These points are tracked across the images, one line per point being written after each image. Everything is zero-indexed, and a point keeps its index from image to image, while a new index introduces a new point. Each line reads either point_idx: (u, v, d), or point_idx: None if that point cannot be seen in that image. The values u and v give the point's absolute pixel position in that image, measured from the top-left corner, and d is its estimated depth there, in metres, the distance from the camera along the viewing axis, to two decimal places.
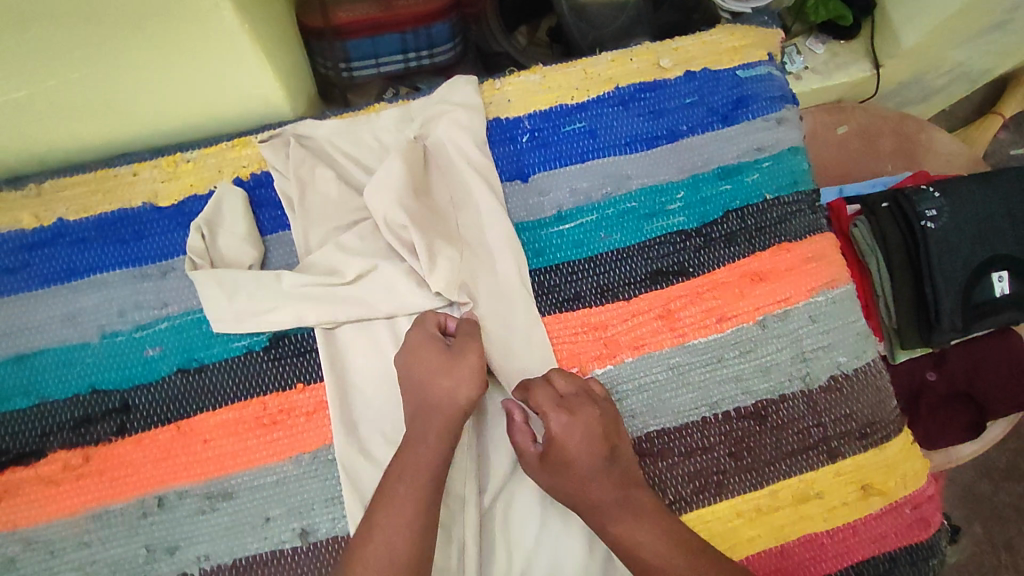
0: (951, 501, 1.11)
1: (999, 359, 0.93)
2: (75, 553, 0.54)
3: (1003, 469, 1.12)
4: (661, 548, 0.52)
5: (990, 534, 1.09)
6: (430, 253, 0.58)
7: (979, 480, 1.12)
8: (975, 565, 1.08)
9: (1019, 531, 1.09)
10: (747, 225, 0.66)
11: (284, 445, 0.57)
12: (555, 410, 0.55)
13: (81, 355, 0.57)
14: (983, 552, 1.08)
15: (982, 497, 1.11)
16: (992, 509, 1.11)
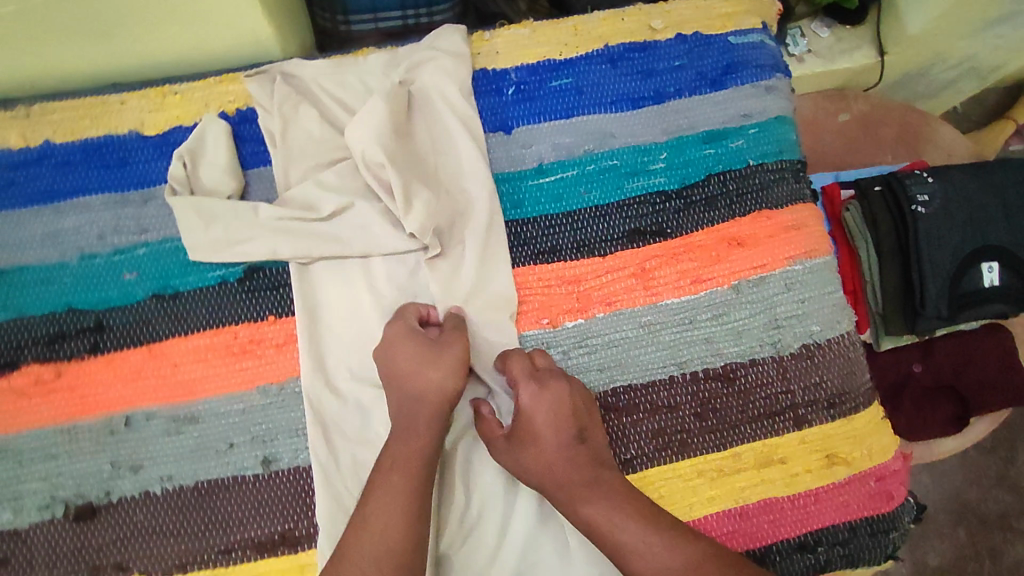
0: (936, 503, 1.10)
1: (988, 357, 0.92)
2: (42, 464, 0.56)
3: (992, 475, 1.11)
4: (620, 517, 0.53)
5: (975, 540, 1.08)
6: (407, 194, 0.59)
7: (968, 485, 1.11)
8: (957, 570, 1.07)
9: (1004, 538, 1.08)
10: (728, 190, 0.66)
11: (252, 374, 0.58)
12: (526, 383, 0.57)
13: (59, 274, 0.59)
14: (965, 557, 1.08)
15: (970, 503, 1.10)
16: (979, 515, 1.10)
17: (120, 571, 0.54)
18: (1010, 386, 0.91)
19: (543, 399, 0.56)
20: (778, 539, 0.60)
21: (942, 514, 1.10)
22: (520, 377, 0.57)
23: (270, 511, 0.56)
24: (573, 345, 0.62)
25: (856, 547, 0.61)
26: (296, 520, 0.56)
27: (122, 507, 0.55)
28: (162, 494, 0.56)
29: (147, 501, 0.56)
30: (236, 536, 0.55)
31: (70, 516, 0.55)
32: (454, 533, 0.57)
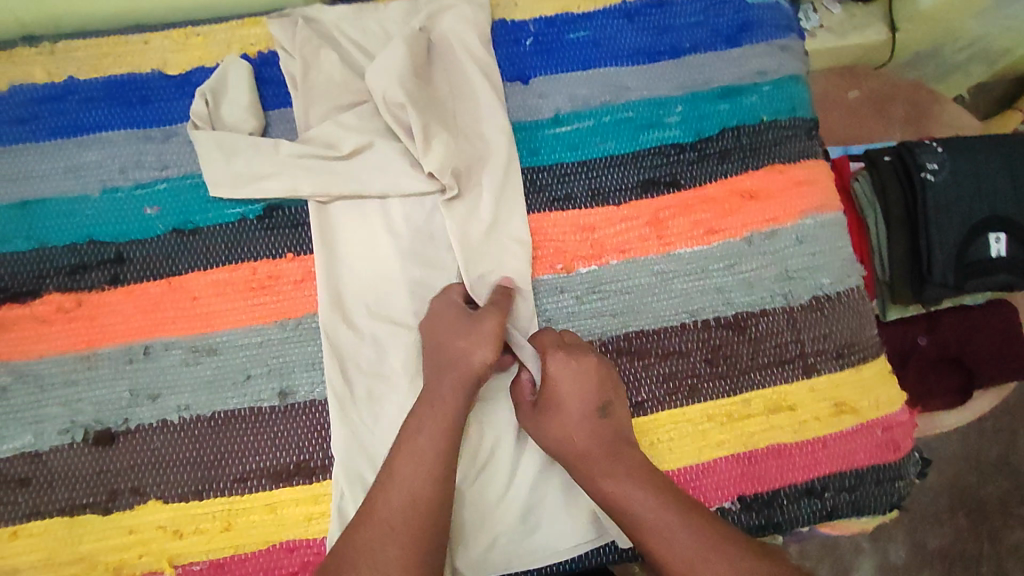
0: (937, 486, 1.10)
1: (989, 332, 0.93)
2: (62, 389, 0.57)
3: (994, 461, 1.11)
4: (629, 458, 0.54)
5: (974, 524, 1.08)
6: (426, 135, 0.60)
7: (969, 470, 1.10)
8: (956, 554, 1.07)
9: (1003, 523, 1.08)
10: (742, 144, 0.67)
11: (270, 309, 0.59)
12: (553, 351, 0.57)
13: (81, 206, 0.59)
14: (965, 542, 1.07)
15: (969, 488, 1.10)
16: (979, 500, 1.09)
17: (137, 496, 0.55)
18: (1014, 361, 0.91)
19: (568, 368, 0.57)
20: (785, 485, 0.61)
21: (942, 496, 1.09)
22: (550, 346, 0.58)
23: (286, 442, 0.57)
24: (586, 290, 0.63)
25: (862, 494, 0.62)
26: (312, 451, 0.57)
27: (140, 433, 0.56)
28: (179, 422, 0.57)
29: (164, 428, 0.57)
30: (252, 466, 0.56)
31: (89, 440, 0.56)
32: (466, 466, 0.58)
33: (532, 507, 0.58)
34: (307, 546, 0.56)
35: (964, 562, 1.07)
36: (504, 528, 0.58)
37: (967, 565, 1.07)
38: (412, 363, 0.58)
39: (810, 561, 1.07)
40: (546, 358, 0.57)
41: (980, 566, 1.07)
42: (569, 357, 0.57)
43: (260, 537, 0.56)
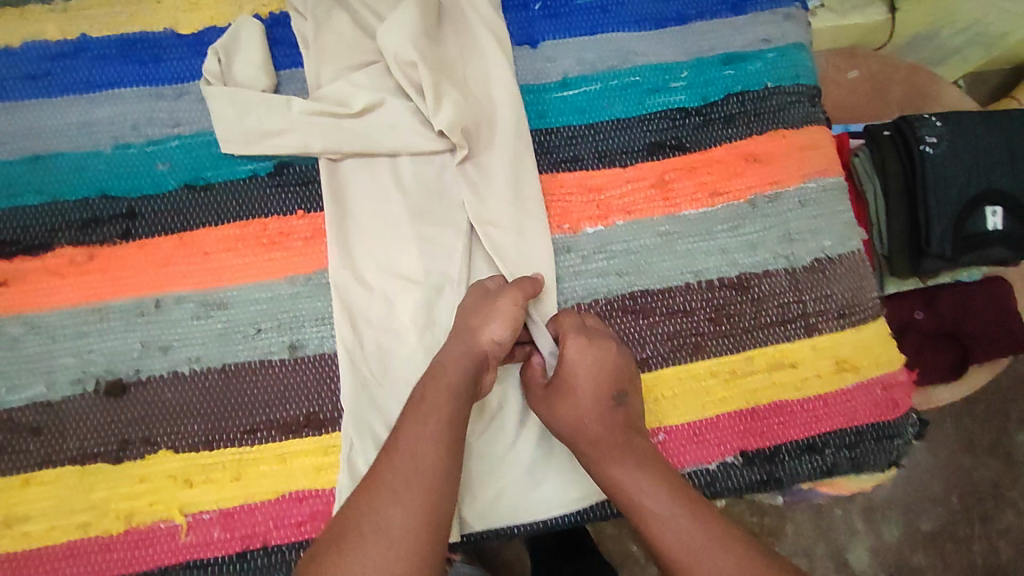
0: (931, 468, 1.10)
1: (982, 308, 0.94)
2: (75, 340, 0.57)
3: (986, 443, 1.11)
4: None
5: (966, 505, 1.09)
6: (437, 93, 0.60)
7: (962, 452, 1.11)
8: (948, 534, 1.08)
9: (993, 504, 1.09)
10: (746, 109, 0.68)
11: (281, 265, 0.60)
12: (573, 335, 0.58)
13: (93, 161, 0.60)
14: (957, 522, 1.08)
15: (963, 470, 1.10)
16: (971, 481, 1.10)
17: (149, 446, 0.56)
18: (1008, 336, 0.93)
19: (587, 352, 0.57)
20: (787, 441, 0.62)
21: (935, 478, 1.10)
22: (570, 330, 0.58)
23: (297, 395, 0.58)
24: (592, 250, 0.63)
25: (862, 452, 0.63)
26: (322, 404, 0.58)
27: (151, 384, 0.57)
28: (190, 373, 0.57)
29: (175, 380, 0.57)
30: (262, 417, 0.57)
31: (102, 390, 0.57)
32: (475, 419, 0.60)
33: (536, 462, 0.60)
34: (315, 496, 0.57)
35: (955, 543, 1.08)
36: (509, 481, 0.60)
37: (959, 545, 1.08)
38: (419, 317, 0.59)
39: (806, 540, 1.07)
40: (566, 341, 0.58)
41: (972, 546, 1.08)
42: (587, 340, 0.58)
43: (269, 487, 0.56)
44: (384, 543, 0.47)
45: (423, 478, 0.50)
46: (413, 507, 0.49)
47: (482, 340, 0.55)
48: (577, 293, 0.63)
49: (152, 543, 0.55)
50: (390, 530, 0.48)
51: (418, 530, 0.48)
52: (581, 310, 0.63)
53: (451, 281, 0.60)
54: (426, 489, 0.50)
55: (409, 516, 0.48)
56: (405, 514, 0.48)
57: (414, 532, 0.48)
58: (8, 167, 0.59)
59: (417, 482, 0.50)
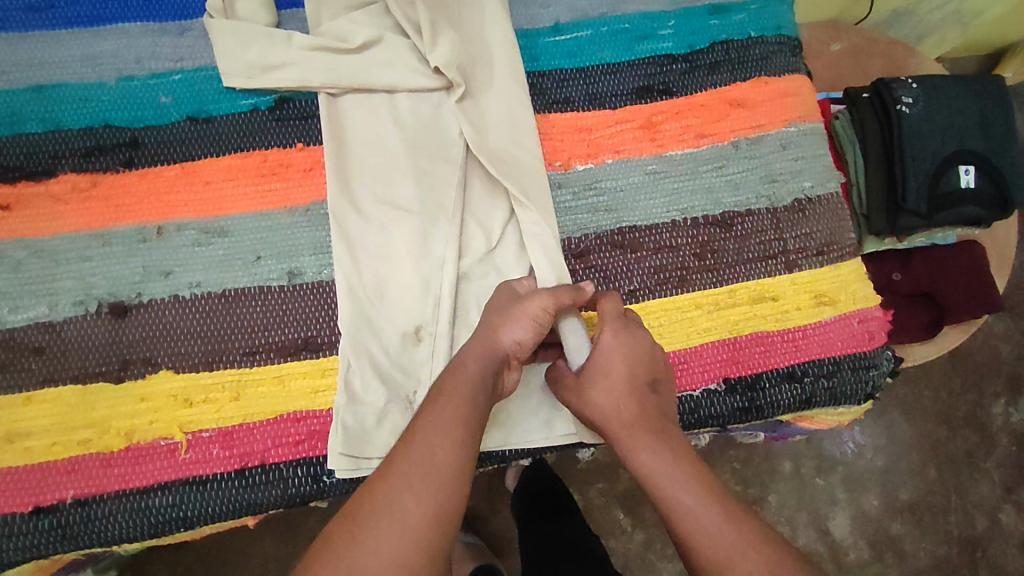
0: (910, 441, 1.13)
1: (960, 269, 0.96)
2: (78, 264, 0.58)
3: (962, 417, 1.14)
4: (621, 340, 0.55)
5: (943, 478, 1.12)
6: (433, 31, 0.63)
7: (940, 426, 1.13)
8: (927, 504, 1.11)
9: (969, 475, 1.12)
10: (730, 58, 0.70)
11: (280, 195, 0.61)
12: (610, 329, 0.57)
13: (97, 93, 0.61)
14: (935, 492, 1.11)
15: (940, 442, 1.13)
16: (949, 453, 1.13)
17: (149, 366, 0.57)
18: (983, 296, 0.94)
19: (621, 340, 0.56)
20: (768, 368, 0.64)
21: (915, 450, 1.13)
22: (610, 316, 0.58)
23: (297, 320, 0.59)
24: (583, 187, 0.66)
25: (839, 381, 0.65)
26: (320, 328, 0.59)
27: (152, 307, 0.58)
28: (192, 297, 0.59)
29: (176, 303, 0.59)
30: (262, 340, 0.59)
31: (104, 311, 0.58)
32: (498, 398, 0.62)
33: (527, 389, 0.63)
34: (314, 416, 0.58)
35: (933, 513, 1.10)
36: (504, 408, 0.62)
37: (937, 515, 1.10)
38: (415, 247, 0.61)
39: (789, 510, 1.09)
40: (603, 329, 0.57)
41: (948, 516, 1.10)
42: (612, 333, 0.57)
43: (268, 407, 0.58)
44: (399, 532, 0.45)
45: (438, 466, 0.48)
46: (428, 494, 0.47)
47: (503, 334, 0.54)
48: (567, 228, 0.65)
49: (152, 459, 0.56)
50: (404, 520, 0.46)
51: (436, 519, 0.46)
52: (572, 243, 0.65)
53: (446, 214, 0.62)
54: (442, 478, 0.48)
55: (422, 507, 0.46)
56: (420, 501, 0.47)
57: (429, 520, 0.46)
58: (10, 96, 0.60)
59: (432, 472, 0.48)
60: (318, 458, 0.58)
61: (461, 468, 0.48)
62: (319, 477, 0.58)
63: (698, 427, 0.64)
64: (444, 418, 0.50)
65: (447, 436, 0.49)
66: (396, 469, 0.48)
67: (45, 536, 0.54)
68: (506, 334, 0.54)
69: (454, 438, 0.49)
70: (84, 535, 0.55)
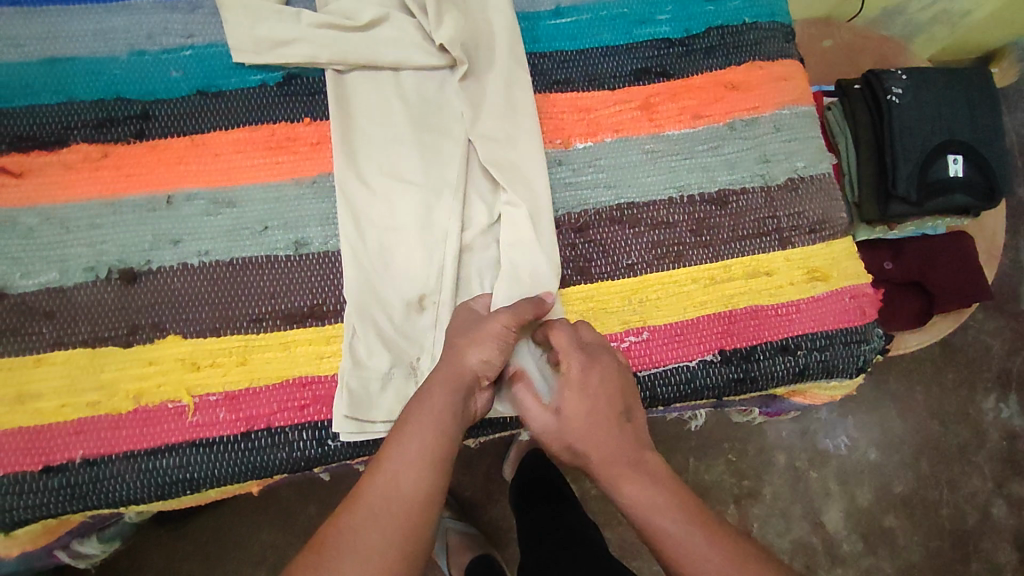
0: (903, 435, 1.14)
1: (951, 258, 0.97)
2: (89, 232, 0.60)
3: (954, 411, 1.16)
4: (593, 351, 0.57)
5: (935, 472, 1.13)
6: (438, 11, 0.65)
7: (931, 420, 1.15)
8: (919, 499, 1.12)
9: (960, 470, 1.14)
10: (726, 42, 0.72)
11: (288, 167, 0.63)
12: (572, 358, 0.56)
13: (110, 66, 0.63)
14: (927, 486, 1.12)
15: (932, 437, 1.14)
16: (940, 448, 1.14)
17: (157, 331, 0.58)
18: (970, 285, 0.95)
19: (592, 371, 0.55)
20: (763, 342, 0.66)
21: (907, 444, 1.14)
22: (569, 348, 0.56)
23: (303, 288, 0.61)
24: (583, 164, 0.68)
25: (832, 355, 0.67)
26: (324, 297, 0.61)
27: (161, 274, 0.60)
28: (199, 265, 0.60)
29: (185, 270, 0.60)
30: (268, 307, 0.60)
31: (114, 277, 0.59)
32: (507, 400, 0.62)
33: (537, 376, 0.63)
34: (318, 381, 0.59)
35: (925, 507, 1.12)
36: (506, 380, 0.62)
37: (929, 510, 1.12)
38: (419, 219, 0.63)
39: (783, 502, 1.10)
40: (568, 360, 0.56)
41: (940, 510, 1.12)
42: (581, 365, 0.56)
43: (273, 372, 0.58)
44: (360, 564, 0.47)
45: (403, 504, 0.49)
46: (391, 534, 0.48)
47: (467, 355, 0.55)
48: (568, 203, 0.67)
49: (160, 422, 0.57)
50: (367, 552, 0.47)
51: (399, 555, 0.48)
52: (571, 218, 0.66)
53: (449, 187, 0.64)
54: (407, 508, 0.49)
55: (387, 539, 0.48)
56: (381, 537, 0.48)
57: (389, 559, 0.47)
58: (24, 68, 0.62)
59: (398, 506, 0.49)
60: (323, 422, 0.59)
61: (428, 498, 0.50)
62: (323, 441, 0.58)
63: (693, 398, 0.66)
64: (411, 448, 0.51)
65: (413, 465, 0.50)
66: (363, 499, 0.49)
67: (55, 496, 0.55)
68: (470, 354, 0.55)
69: (419, 468, 0.50)
70: (92, 495, 0.56)
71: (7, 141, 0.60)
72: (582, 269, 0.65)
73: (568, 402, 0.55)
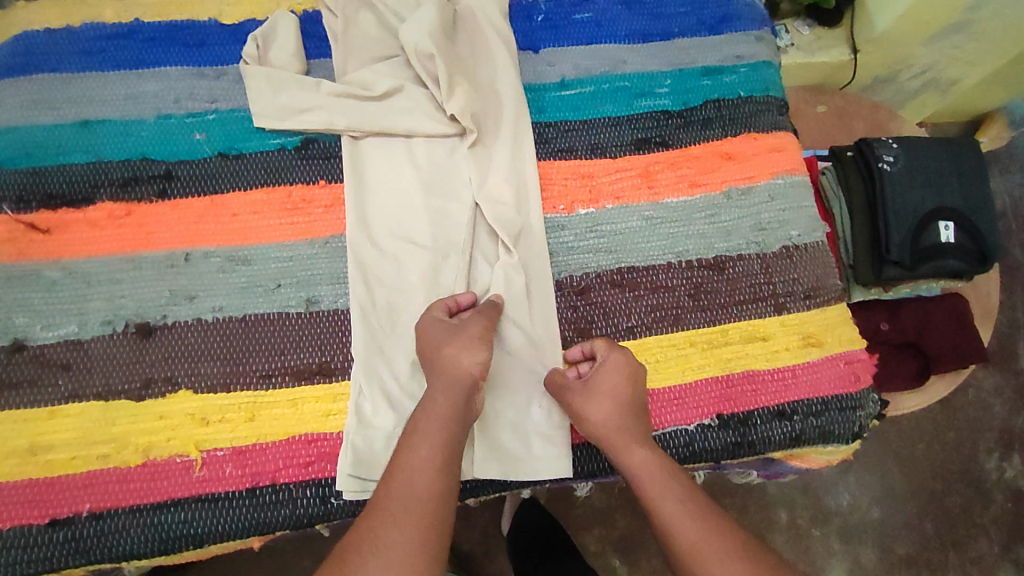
0: (905, 494, 1.14)
1: (946, 320, 0.98)
2: (109, 285, 0.62)
3: (956, 471, 1.15)
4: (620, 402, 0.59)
5: (940, 533, 1.12)
6: (450, 83, 0.69)
7: (933, 479, 1.15)
8: (924, 561, 1.11)
9: (965, 532, 1.12)
10: (722, 114, 0.76)
11: (302, 228, 0.65)
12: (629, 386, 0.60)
13: (137, 129, 0.66)
14: (932, 548, 1.11)
15: (934, 495, 1.14)
16: (943, 508, 1.13)
17: (169, 385, 0.60)
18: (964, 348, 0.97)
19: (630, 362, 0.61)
20: (759, 407, 0.67)
21: (909, 503, 1.13)
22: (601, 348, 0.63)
23: (313, 345, 0.62)
24: (584, 230, 0.70)
25: (828, 420, 0.68)
26: (333, 354, 0.62)
27: (175, 329, 0.62)
28: (212, 321, 0.62)
29: (198, 325, 0.62)
30: (277, 364, 0.61)
31: (130, 331, 0.61)
32: (491, 460, 0.63)
33: (528, 435, 0.64)
34: (324, 439, 0.60)
35: (930, 570, 1.10)
36: (488, 448, 0.63)
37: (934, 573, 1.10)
38: (426, 281, 0.65)
39: None
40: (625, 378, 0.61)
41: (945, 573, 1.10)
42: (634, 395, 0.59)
43: (280, 428, 0.60)
44: (383, 564, 0.49)
45: (422, 506, 0.52)
46: (411, 534, 0.51)
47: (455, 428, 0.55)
48: (570, 266, 0.69)
49: (167, 476, 0.58)
50: (390, 550, 0.50)
51: (420, 551, 0.51)
52: (572, 281, 0.68)
53: (455, 250, 0.66)
54: (423, 510, 0.52)
55: (407, 537, 0.51)
56: (401, 537, 0.51)
57: (412, 556, 0.50)
58: (58, 129, 0.65)
59: (413, 508, 0.52)
60: (327, 479, 0.60)
61: (441, 500, 0.53)
62: (326, 498, 0.59)
63: (691, 461, 0.67)
64: (420, 458, 0.54)
65: (423, 474, 0.53)
66: (381, 506, 0.52)
67: (60, 549, 0.56)
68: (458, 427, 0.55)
69: (427, 483, 0.53)
70: (97, 549, 0.57)
71: (37, 198, 0.63)
72: (581, 330, 0.67)
73: (601, 379, 0.60)
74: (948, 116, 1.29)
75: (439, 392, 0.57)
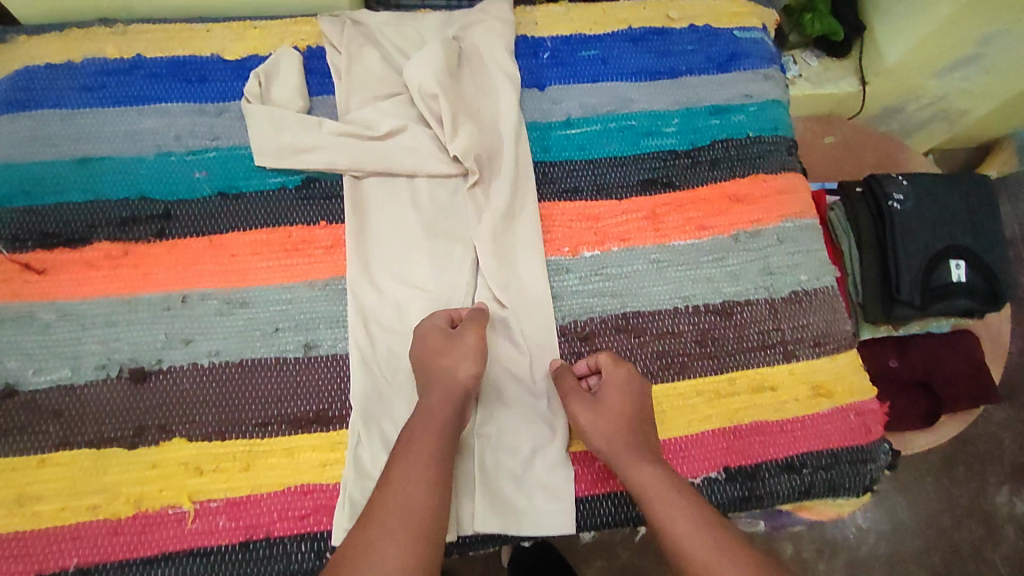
0: (913, 530, 1.11)
1: (956, 359, 0.96)
2: (103, 328, 0.61)
3: (966, 506, 1.13)
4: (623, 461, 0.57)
5: (949, 571, 1.09)
6: (453, 123, 0.68)
7: (942, 514, 1.12)
8: None
9: (975, 569, 1.10)
10: (731, 155, 0.74)
11: (300, 269, 0.64)
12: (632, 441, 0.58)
13: (137, 167, 0.65)
14: None
15: (943, 531, 1.11)
16: (952, 544, 1.11)
17: (163, 434, 0.58)
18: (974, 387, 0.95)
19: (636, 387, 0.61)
20: (767, 459, 0.66)
21: (917, 539, 1.11)
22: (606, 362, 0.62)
23: (311, 392, 0.61)
24: (589, 272, 0.68)
25: (837, 474, 0.66)
26: (331, 402, 0.61)
27: (170, 374, 0.60)
28: (208, 365, 0.61)
29: (194, 371, 0.60)
30: (274, 412, 0.60)
31: (124, 376, 0.60)
32: (492, 513, 0.61)
33: (530, 487, 0.62)
34: (320, 490, 0.58)
35: None
36: (489, 500, 0.61)
37: None
38: None
39: None
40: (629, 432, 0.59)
41: None
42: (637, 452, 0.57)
43: (275, 479, 0.58)
44: None
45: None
46: None
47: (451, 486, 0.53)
48: (574, 310, 0.67)
49: (159, 528, 0.56)
50: None
51: None
52: (576, 326, 0.67)
53: (457, 293, 0.65)
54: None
55: None
56: None
57: None
58: (56, 167, 0.65)
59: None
60: (322, 533, 0.58)
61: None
62: (321, 553, 0.57)
63: None
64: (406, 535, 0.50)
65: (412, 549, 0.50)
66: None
67: None
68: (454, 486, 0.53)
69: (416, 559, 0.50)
70: None
71: (33, 238, 0.62)
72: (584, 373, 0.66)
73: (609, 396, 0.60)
74: (956, 144, 1.27)
75: (437, 444, 0.55)
